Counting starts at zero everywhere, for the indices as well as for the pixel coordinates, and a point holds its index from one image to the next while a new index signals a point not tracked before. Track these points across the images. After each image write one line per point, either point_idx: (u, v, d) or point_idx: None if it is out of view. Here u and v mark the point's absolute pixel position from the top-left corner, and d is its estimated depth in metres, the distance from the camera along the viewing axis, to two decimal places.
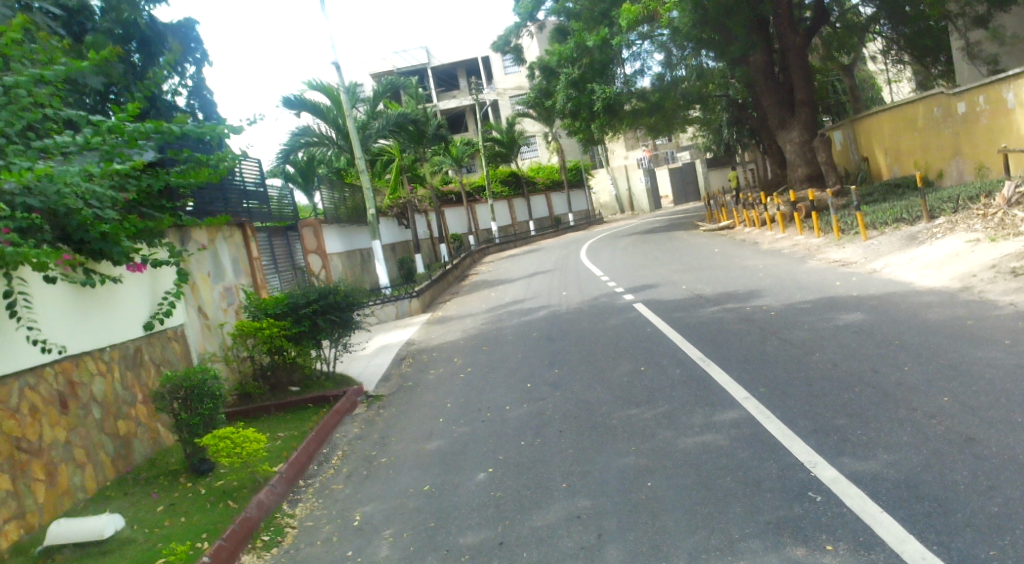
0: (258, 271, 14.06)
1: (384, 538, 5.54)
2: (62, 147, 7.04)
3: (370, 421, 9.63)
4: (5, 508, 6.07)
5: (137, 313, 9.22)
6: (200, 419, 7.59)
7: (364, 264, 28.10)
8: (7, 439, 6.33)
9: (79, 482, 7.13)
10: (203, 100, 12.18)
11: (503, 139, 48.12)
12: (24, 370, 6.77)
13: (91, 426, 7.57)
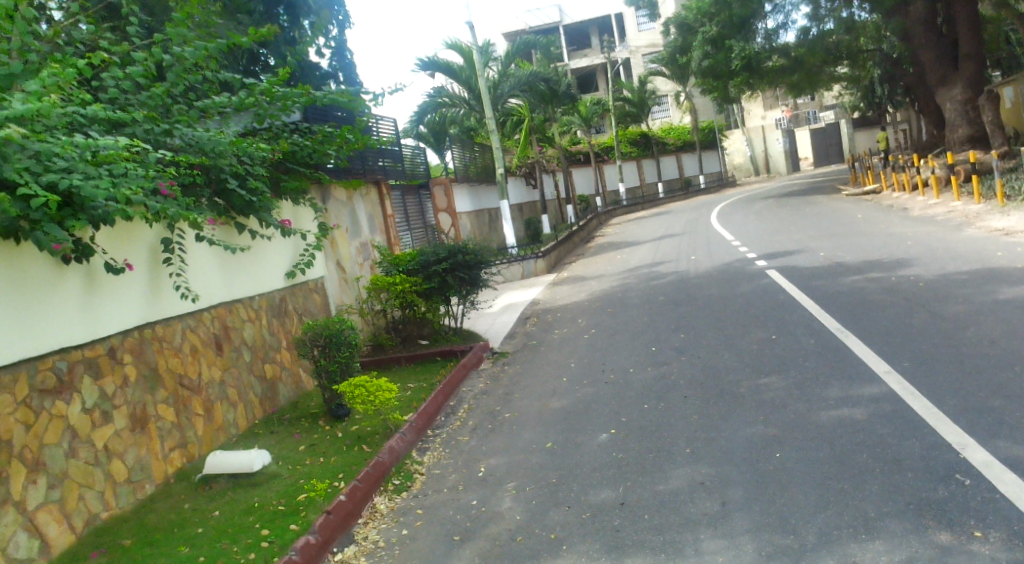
0: (392, 228, 14.55)
1: (508, 491, 5.70)
2: (220, 108, 7.51)
3: (495, 377, 9.87)
4: (172, 438, 6.70)
5: (282, 265, 9.82)
6: (337, 366, 8.01)
7: (492, 224, 28.46)
8: (172, 375, 6.92)
9: (232, 419, 7.75)
10: (344, 61, 12.57)
11: (634, 98, 47.07)
12: (184, 314, 7.36)
13: (242, 367, 8.18)
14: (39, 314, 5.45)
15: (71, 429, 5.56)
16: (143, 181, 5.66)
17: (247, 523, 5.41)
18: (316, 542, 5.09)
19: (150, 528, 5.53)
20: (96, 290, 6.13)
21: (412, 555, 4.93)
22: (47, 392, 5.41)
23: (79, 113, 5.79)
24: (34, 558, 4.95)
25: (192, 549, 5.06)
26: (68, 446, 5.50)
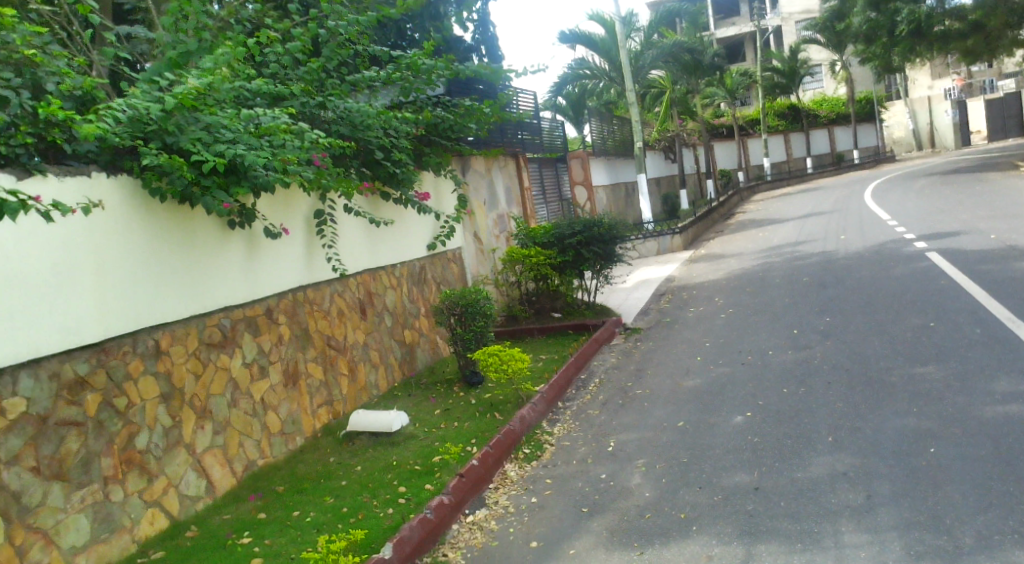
0: (528, 200, 14.67)
1: (638, 467, 5.67)
2: (369, 82, 7.81)
3: (627, 353, 9.80)
4: (319, 395, 7.13)
5: (423, 235, 10.13)
6: (472, 335, 8.21)
7: (628, 198, 28.08)
8: (321, 336, 7.34)
9: (374, 380, 8.14)
10: (486, 34, 12.69)
11: (785, 68, 44.78)
12: (332, 279, 7.76)
13: (384, 332, 8.56)
14: (208, 274, 5.91)
15: (233, 381, 6.02)
16: (299, 152, 6.00)
17: (386, 479, 5.69)
18: (450, 503, 5.28)
19: (299, 477, 5.93)
20: (256, 253, 6.58)
21: (541, 523, 5.02)
22: (213, 346, 5.88)
23: (245, 87, 6.19)
24: (201, 497, 5.43)
25: (335, 499, 5.38)
26: (230, 396, 5.97)
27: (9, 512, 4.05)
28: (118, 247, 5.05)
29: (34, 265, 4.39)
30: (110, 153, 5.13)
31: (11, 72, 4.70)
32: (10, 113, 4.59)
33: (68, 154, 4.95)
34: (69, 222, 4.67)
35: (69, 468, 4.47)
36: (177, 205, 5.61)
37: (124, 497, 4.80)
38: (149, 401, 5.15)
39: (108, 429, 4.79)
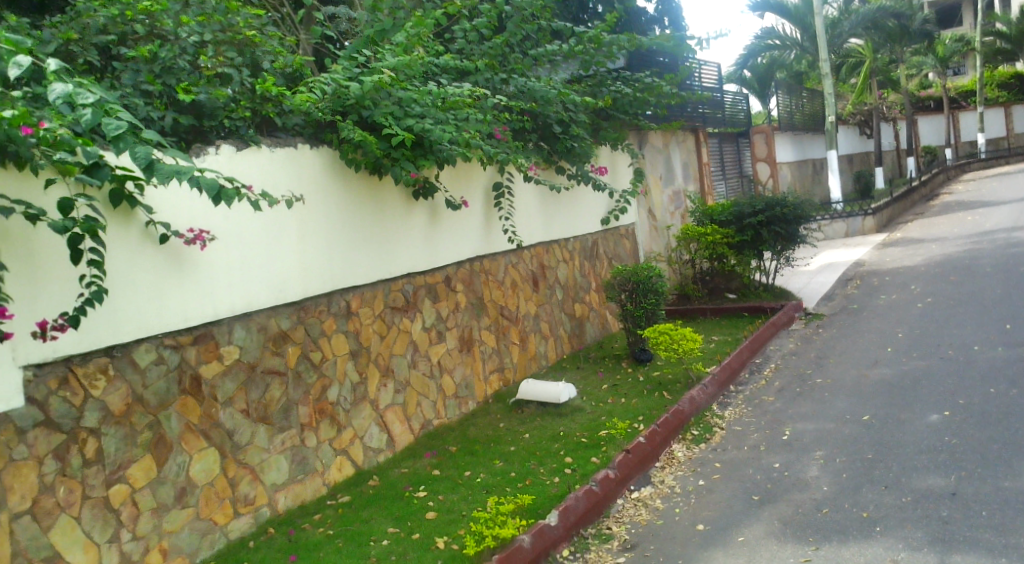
0: (707, 176, 14.21)
1: (815, 458, 5.40)
2: (551, 56, 7.87)
3: (807, 339, 9.30)
4: (492, 362, 7.38)
5: (597, 210, 10.11)
6: (643, 312, 8.12)
7: (816, 176, 26.43)
8: (494, 305, 7.57)
9: (543, 351, 8.30)
10: (670, 4, 12.32)
11: (1009, 32, 39.99)
12: (507, 251, 7.95)
13: (555, 305, 8.68)
14: (394, 241, 6.26)
15: (413, 343, 6.37)
16: (481, 125, 6.20)
17: (553, 448, 5.80)
18: (615, 477, 5.30)
19: (471, 439, 6.18)
20: (438, 223, 6.87)
21: (709, 506, 4.93)
22: (397, 309, 6.24)
23: (434, 63, 6.43)
24: (382, 449, 5.82)
25: (505, 464, 5.56)
26: (411, 357, 6.31)
27: (223, 447, 4.55)
28: (318, 214, 5.46)
29: (249, 228, 4.86)
30: (313, 126, 5.53)
31: (235, 52, 5.17)
32: (233, 89, 5.06)
33: (278, 127, 5.38)
34: (279, 189, 5.11)
35: (272, 412, 4.94)
36: (369, 175, 5.96)
37: (317, 443, 5.25)
38: (340, 357, 5.56)
39: (305, 380, 5.23)
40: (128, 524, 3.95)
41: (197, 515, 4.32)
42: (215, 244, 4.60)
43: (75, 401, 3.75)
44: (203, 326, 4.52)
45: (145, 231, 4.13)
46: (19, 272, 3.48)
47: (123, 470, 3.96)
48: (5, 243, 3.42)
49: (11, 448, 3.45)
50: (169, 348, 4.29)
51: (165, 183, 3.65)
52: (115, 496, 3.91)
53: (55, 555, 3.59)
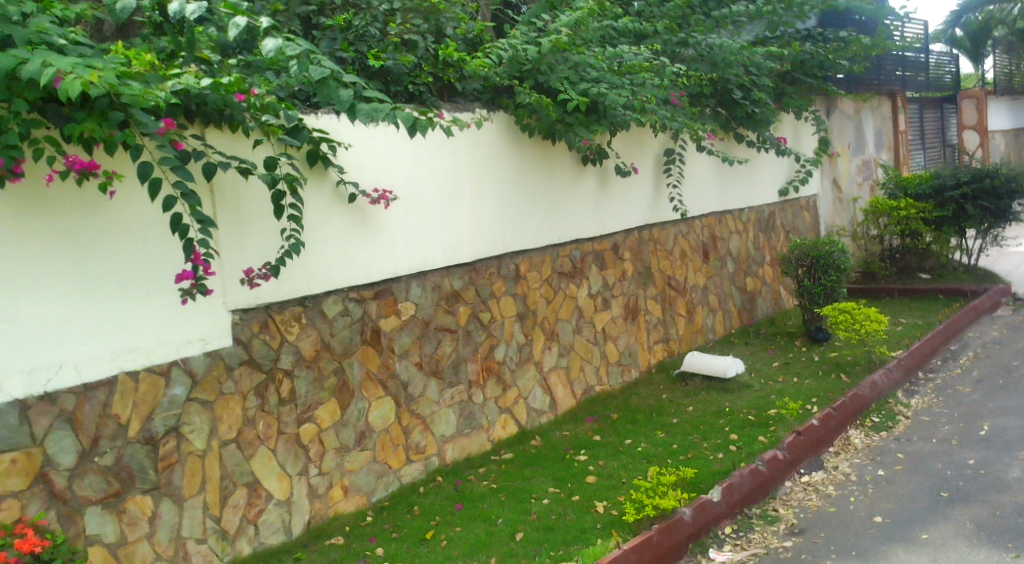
0: (902, 145, 13.08)
1: (1018, 459, 4.90)
2: (735, 17, 7.52)
3: (1013, 328, 8.39)
4: (656, 332, 7.29)
5: (777, 180, 9.61)
6: (822, 289, 7.66)
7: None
8: (662, 275, 7.43)
9: (711, 324, 8.08)
10: None
11: None
12: (678, 220, 7.75)
13: (725, 277, 8.39)
14: (564, 207, 6.27)
15: (579, 309, 6.41)
16: (657, 90, 6.05)
17: (718, 424, 5.65)
18: (784, 459, 5.09)
19: (633, 408, 6.16)
20: (609, 190, 6.80)
21: (888, 498, 4.62)
22: (564, 274, 6.29)
23: (612, 27, 6.34)
24: (545, 411, 5.94)
25: (667, 435, 5.50)
26: (576, 323, 6.36)
27: (398, 397, 4.83)
28: (492, 178, 5.58)
29: (427, 190, 5.05)
30: (491, 92, 5.62)
31: (421, 19, 5.35)
32: (417, 55, 5.26)
33: (458, 92, 5.58)
34: (457, 152, 5.26)
35: (443, 367, 5.16)
36: (543, 141, 5.99)
37: (484, 400, 5.44)
38: (508, 318, 5.71)
39: (475, 339, 5.42)
40: (315, 460, 4.30)
41: (374, 458, 4.64)
42: (396, 205, 4.82)
43: (273, 344, 4.11)
44: (383, 281, 4.79)
45: (336, 190, 4.42)
46: (230, 225, 3.83)
47: (311, 411, 4.30)
48: (219, 198, 3.78)
49: (221, 383, 3.85)
50: (353, 301, 4.59)
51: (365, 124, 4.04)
52: (305, 434, 4.26)
53: (254, 482, 3.99)
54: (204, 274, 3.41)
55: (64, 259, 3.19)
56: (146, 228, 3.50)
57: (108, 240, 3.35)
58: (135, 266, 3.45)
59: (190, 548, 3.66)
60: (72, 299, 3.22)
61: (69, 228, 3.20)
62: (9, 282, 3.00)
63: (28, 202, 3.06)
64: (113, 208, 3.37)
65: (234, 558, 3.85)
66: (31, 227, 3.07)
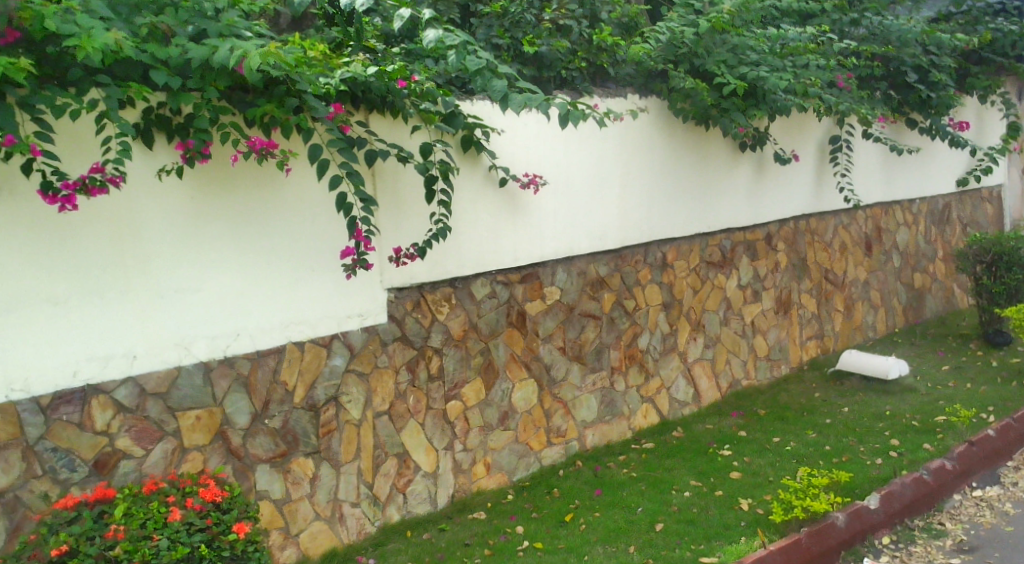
0: None
1: None
2: None
3: None
4: (810, 328, 6.95)
5: (955, 169, 8.85)
6: (1003, 289, 7.00)
7: None
8: (818, 267, 7.07)
9: (871, 322, 7.60)
10: None
11: None
12: (839, 210, 7.33)
13: (890, 272, 7.86)
14: (716, 195, 6.09)
15: (727, 300, 6.22)
16: (823, 72, 5.73)
17: (877, 428, 5.32)
18: (953, 469, 4.72)
19: (782, 405, 5.92)
20: (765, 177, 6.52)
21: None
22: (713, 264, 6.12)
23: (776, 6, 6.06)
24: (688, 403, 5.83)
25: (819, 436, 5.25)
26: (723, 314, 6.18)
27: (541, 380, 4.89)
28: (642, 164, 5.48)
29: (577, 176, 5.04)
30: (645, 76, 5.52)
31: (577, 4, 5.31)
32: (572, 40, 5.25)
33: (611, 77, 5.46)
34: (607, 138, 5.21)
35: (586, 353, 5.18)
36: (696, 126, 5.82)
37: (625, 388, 5.41)
38: (653, 307, 5.63)
39: (618, 326, 5.39)
40: (460, 436, 4.45)
41: (515, 438, 4.73)
42: (546, 190, 4.85)
43: (424, 322, 4.27)
44: (530, 266, 4.85)
45: (488, 174, 4.51)
46: (388, 207, 4.02)
47: (458, 388, 4.44)
48: (379, 181, 3.97)
49: (376, 356, 4.05)
50: (501, 284, 4.68)
51: (515, 113, 3.86)
52: (451, 410, 4.41)
53: (404, 452, 4.18)
54: (365, 250, 3.55)
55: (243, 236, 3.49)
56: (315, 207, 3.74)
57: (281, 219, 3.62)
58: (304, 244, 3.71)
59: (345, 510, 3.90)
60: (249, 273, 3.52)
61: (248, 205, 3.50)
62: (197, 256, 3.34)
63: (214, 183, 3.37)
64: (286, 189, 3.63)
65: (384, 523, 4.06)
66: (215, 205, 3.38)
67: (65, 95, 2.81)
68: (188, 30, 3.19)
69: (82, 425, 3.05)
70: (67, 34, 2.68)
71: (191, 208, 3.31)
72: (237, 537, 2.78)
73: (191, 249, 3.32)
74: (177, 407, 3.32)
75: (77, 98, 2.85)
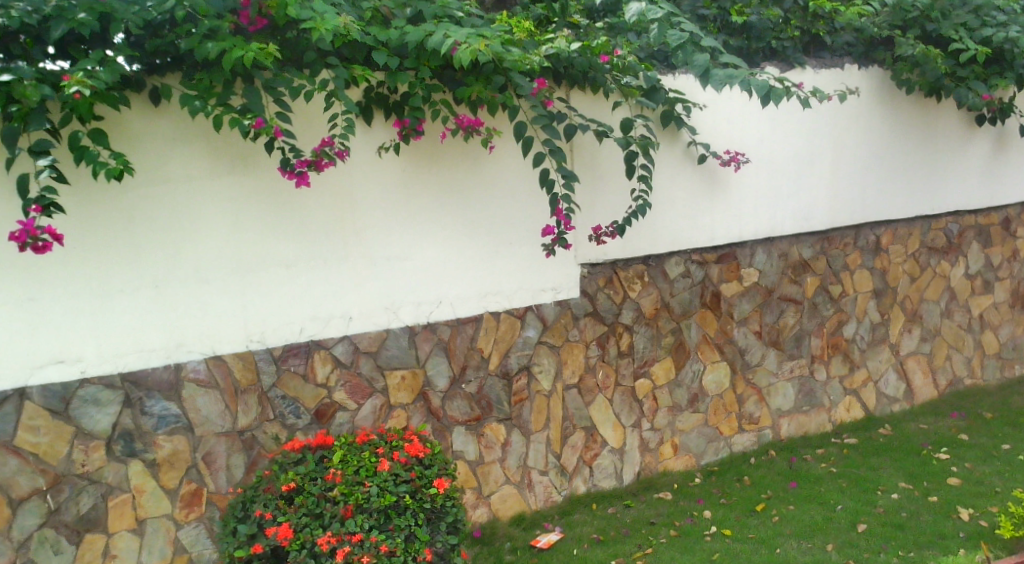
0: None
1: None
2: None
3: None
4: None
5: None
6: None
7: None
8: None
9: None
10: None
11: None
12: None
13: None
14: (944, 173, 5.52)
15: (951, 290, 5.66)
16: None
17: None
18: None
19: (1012, 409, 5.33)
20: (1005, 154, 5.82)
21: None
22: (936, 250, 5.58)
23: None
24: (899, 399, 5.40)
25: None
26: (946, 306, 5.64)
27: (735, 364, 4.73)
28: (858, 139, 5.09)
29: (783, 152, 4.78)
30: (866, 44, 5.09)
31: None
32: (784, 7, 4.91)
33: (827, 46, 5.07)
34: (818, 114, 4.89)
35: (785, 338, 4.93)
36: (924, 97, 5.31)
37: (827, 378, 5.11)
38: (863, 293, 5.25)
39: (822, 312, 5.08)
40: (648, 415, 4.42)
41: (705, 422, 4.62)
42: (748, 167, 4.65)
43: (616, 299, 4.27)
44: (728, 246, 4.68)
45: (687, 151, 4.39)
46: (585, 182, 4.04)
47: (648, 367, 4.41)
48: (578, 156, 4.01)
49: (568, 330, 4.11)
50: (696, 264, 4.56)
51: (716, 92, 3.66)
52: (640, 388, 4.38)
53: (591, 427, 4.23)
54: (565, 230, 3.58)
55: (449, 209, 3.67)
56: (517, 182, 3.84)
57: (485, 193, 3.76)
58: (505, 217, 3.83)
59: (533, 477, 4.01)
60: (454, 244, 3.69)
61: (455, 178, 3.67)
62: (408, 227, 3.57)
63: (425, 157, 3.57)
64: (490, 164, 3.76)
65: (570, 493, 4.14)
66: (426, 178, 3.58)
67: (301, 78, 3.10)
68: (407, 12, 3.37)
69: (306, 376, 3.38)
70: (305, 19, 2.93)
71: (404, 182, 3.53)
72: (438, 491, 2.96)
73: (403, 219, 3.55)
74: (386, 366, 3.58)
75: (311, 80, 3.13)
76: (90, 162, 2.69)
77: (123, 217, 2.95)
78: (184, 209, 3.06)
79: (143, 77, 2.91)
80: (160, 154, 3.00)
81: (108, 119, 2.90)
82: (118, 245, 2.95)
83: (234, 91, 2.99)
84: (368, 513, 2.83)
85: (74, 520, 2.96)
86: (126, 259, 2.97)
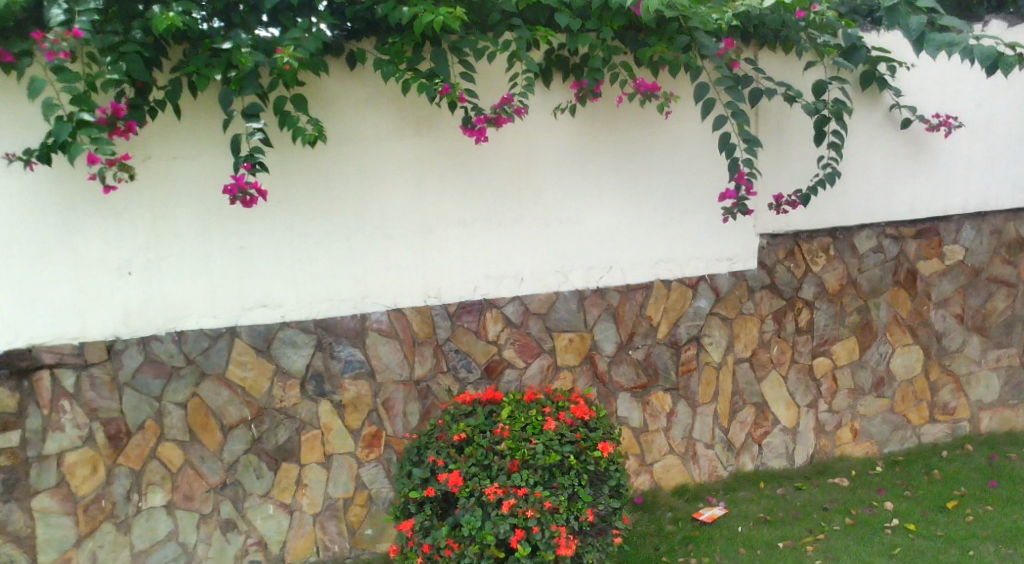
0: None
1: None
2: None
3: None
4: None
5: None
6: None
7: None
8: None
9: None
10: None
11: None
12: None
13: None
14: None
15: None
16: None
17: None
18: None
19: None
20: None
21: None
22: None
23: None
24: None
25: None
26: None
27: (930, 348, 4.35)
28: None
29: (1002, 117, 4.28)
30: None
31: None
32: None
33: None
34: None
35: (991, 324, 4.47)
36: None
37: None
38: None
39: None
40: (826, 396, 4.18)
41: (891, 408, 4.31)
42: (959, 133, 4.21)
43: (797, 272, 4.04)
44: (930, 220, 4.28)
45: (890, 114, 4.05)
46: (769, 146, 3.84)
47: (829, 345, 4.16)
48: (762, 119, 3.81)
49: (742, 302, 3.95)
50: (891, 238, 4.21)
51: (933, 58, 3.24)
52: (819, 367, 4.15)
53: (763, 403, 4.06)
54: (746, 194, 3.41)
55: (624, 173, 3.62)
56: (697, 147, 3.72)
57: (662, 157, 3.67)
58: (682, 183, 3.72)
59: (698, 449, 3.94)
60: (627, 209, 3.65)
61: (633, 142, 3.61)
62: (582, 191, 3.57)
63: (602, 121, 3.55)
64: (669, 128, 3.66)
65: (737, 470, 4.02)
66: (602, 142, 3.56)
67: (485, 39, 3.16)
68: None
69: (478, 333, 3.49)
70: None
71: (580, 145, 3.53)
72: (602, 455, 2.97)
73: (578, 183, 3.55)
74: (555, 327, 3.62)
75: (494, 41, 3.18)
76: (291, 127, 2.91)
77: (319, 174, 3.19)
78: (372, 169, 3.24)
79: (342, 42, 3.11)
80: (354, 116, 3.20)
81: (310, 84, 3.13)
82: (316, 200, 3.19)
83: (422, 55, 3.10)
84: (533, 469, 2.89)
85: (273, 449, 3.27)
86: (322, 214, 3.21)
